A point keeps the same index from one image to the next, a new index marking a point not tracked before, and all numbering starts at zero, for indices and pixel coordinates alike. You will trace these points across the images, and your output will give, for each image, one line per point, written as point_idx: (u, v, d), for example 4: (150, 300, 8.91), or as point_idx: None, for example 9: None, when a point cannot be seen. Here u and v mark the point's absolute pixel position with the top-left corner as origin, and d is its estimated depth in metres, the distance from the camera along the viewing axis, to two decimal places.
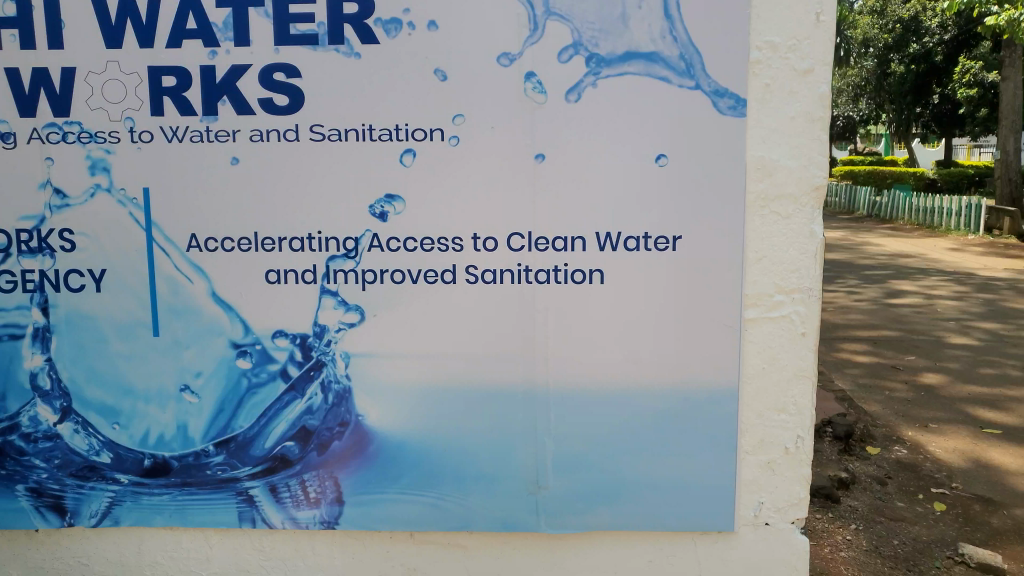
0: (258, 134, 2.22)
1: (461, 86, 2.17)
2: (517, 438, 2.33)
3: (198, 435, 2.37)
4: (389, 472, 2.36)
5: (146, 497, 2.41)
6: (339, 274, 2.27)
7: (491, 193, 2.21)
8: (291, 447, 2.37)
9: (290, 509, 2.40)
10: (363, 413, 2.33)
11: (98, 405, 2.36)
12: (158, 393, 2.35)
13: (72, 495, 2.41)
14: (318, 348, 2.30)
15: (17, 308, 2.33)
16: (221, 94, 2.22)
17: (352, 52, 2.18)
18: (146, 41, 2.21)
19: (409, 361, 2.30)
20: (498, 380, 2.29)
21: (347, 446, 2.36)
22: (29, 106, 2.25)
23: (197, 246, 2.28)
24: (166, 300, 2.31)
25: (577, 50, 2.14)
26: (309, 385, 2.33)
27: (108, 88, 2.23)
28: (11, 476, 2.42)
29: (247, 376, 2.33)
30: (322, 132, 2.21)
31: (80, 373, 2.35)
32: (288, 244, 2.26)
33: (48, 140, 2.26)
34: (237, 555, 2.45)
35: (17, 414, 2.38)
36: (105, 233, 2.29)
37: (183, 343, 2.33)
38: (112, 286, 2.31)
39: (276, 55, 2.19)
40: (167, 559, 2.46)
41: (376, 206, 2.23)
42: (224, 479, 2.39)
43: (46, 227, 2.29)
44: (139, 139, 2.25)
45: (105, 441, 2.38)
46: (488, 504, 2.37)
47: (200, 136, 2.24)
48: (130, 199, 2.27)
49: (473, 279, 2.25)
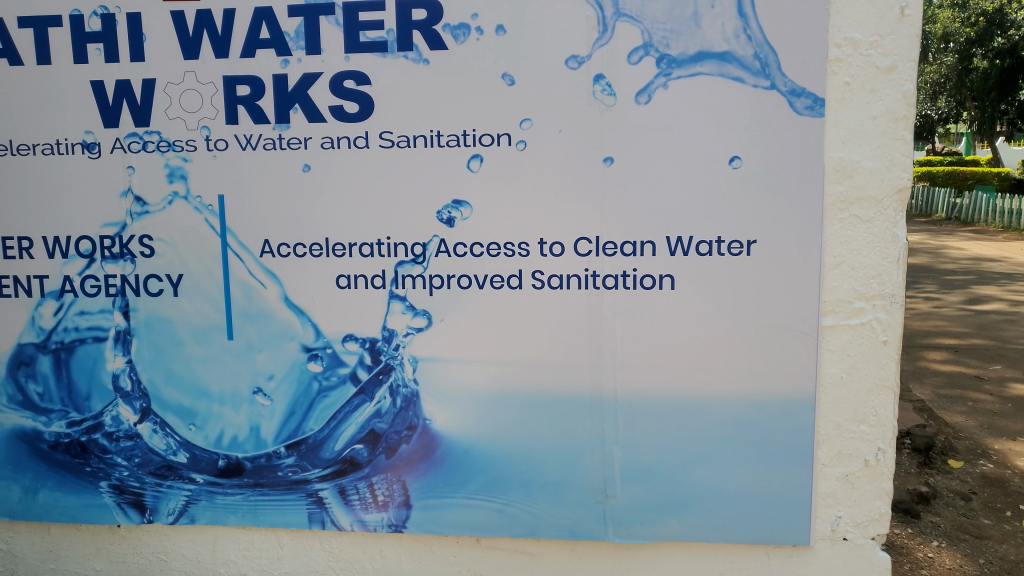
0: (329, 141, 2.26)
1: (530, 90, 2.16)
2: (584, 445, 2.30)
3: (270, 437, 2.41)
4: (457, 477, 2.36)
5: (220, 496, 2.46)
6: (408, 279, 2.28)
7: (559, 197, 2.19)
8: (360, 450, 2.39)
9: (359, 512, 2.42)
10: (431, 417, 2.34)
11: (175, 407, 2.43)
12: (233, 395, 2.41)
13: (151, 492, 2.49)
14: (387, 352, 2.32)
15: (101, 312, 2.42)
16: (293, 102, 2.26)
17: (420, 58, 2.19)
18: (222, 51, 2.27)
19: (476, 365, 2.30)
20: (566, 386, 2.27)
21: (414, 449, 2.37)
22: (112, 116, 2.33)
23: (270, 251, 2.32)
24: (241, 305, 2.36)
25: (647, 51, 2.11)
26: (378, 389, 2.35)
27: (186, 98, 2.30)
28: (95, 473, 2.50)
29: (318, 379, 2.37)
30: (391, 139, 2.23)
31: (159, 375, 2.42)
32: (358, 250, 2.29)
33: (130, 149, 2.34)
34: (308, 556, 2.49)
35: (101, 413, 2.47)
36: (182, 239, 2.36)
37: (256, 346, 2.37)
38: (188, 291, 2.38)
39: (347, 62, 2.22)
40: (241, 557, 2.52)
41: (444, 211, 2.24)
42: (295, 480, 2.43)
43: (128, 233, 2.37)
44: (215, 147, 2.31)
45: (182, 441, 2.45)
46: (555, 511, 2.34)
47: (273, 144, 2.28)
48: (207, 206, 2.33)
49: (540, 284, 2.23)
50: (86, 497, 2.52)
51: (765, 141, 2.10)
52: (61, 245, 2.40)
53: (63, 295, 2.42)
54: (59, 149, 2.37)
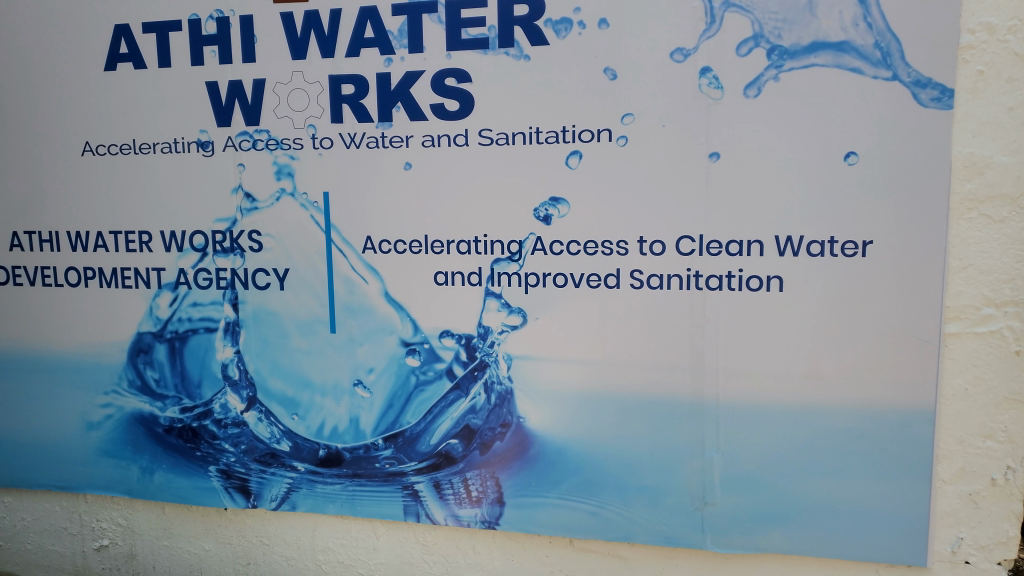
0: (429, 139, 2.27)
1: (632, 85, 2.11)
2: (683, 451, 2.23)
3: (369, 428, 2.46)
4: (550, 477, 2.34)
5: (320, 485, 2.53)
6: (504, 276, 2.27)
7: (661, 195, 2.13)
8: (455, 445, 2.41)
9: (453, 507, 2.44)
10: (526, 416, 2.33)
11: (279, 396, 2.51)
12: (334, 387, 2.47)
13: (256, 478, 2.58)
14: (482, 349, 2.33)
15: (212, 304, 2.52)
16: (396, 101, 2.29)
17: (521, 54, 2.18)
18: (328, 51, 2.32)
19: (571, 365, 2.27)
20: (664, 390, 2.21)
21: (508, 447, 2.36)
22: (225, 116, 2.43)
23: (372, 247, 2.37)
24: (343, 299, 2.42)
25: (757, 42, 2.02)
26: (473, 385, 2.36)
27: (294, 97, 2.37)
28: (204, 458, 2.61)
29: (416, 374, 2.39)
30: (490, 136, 2.23)
31: (265, 365, 2.51)
32: (455, 247, 2.30)
33: (241, 147, 2.43)
34: (402, 547, 2.53)
35: (211, 401, 2.58)
36: (288, 234, 2.43)
37: (357, 340, 2.42)
38: (294, 285, 2.45)
39: (449, 60, 2.23)
40: (338, 545, 2.59)
41: (541, 208, 2.22)
42: (392, 473, 2.47)
43: (238, 229, 2.47)
44: (320, 145, 2.36)
45: (285, 430, 2.53)
46: (650, 517, 2.29)
47: (376, 142, 2.32)
48: (312, 202, 2.39)
49: (639, 283, 2.18)
50: (196, 480, 2.64)
51: (884, 136, 1.98)
52: (177, 239, 2.52)
53: (179, 287, 2.54)
54: (177, 148, 2.48)
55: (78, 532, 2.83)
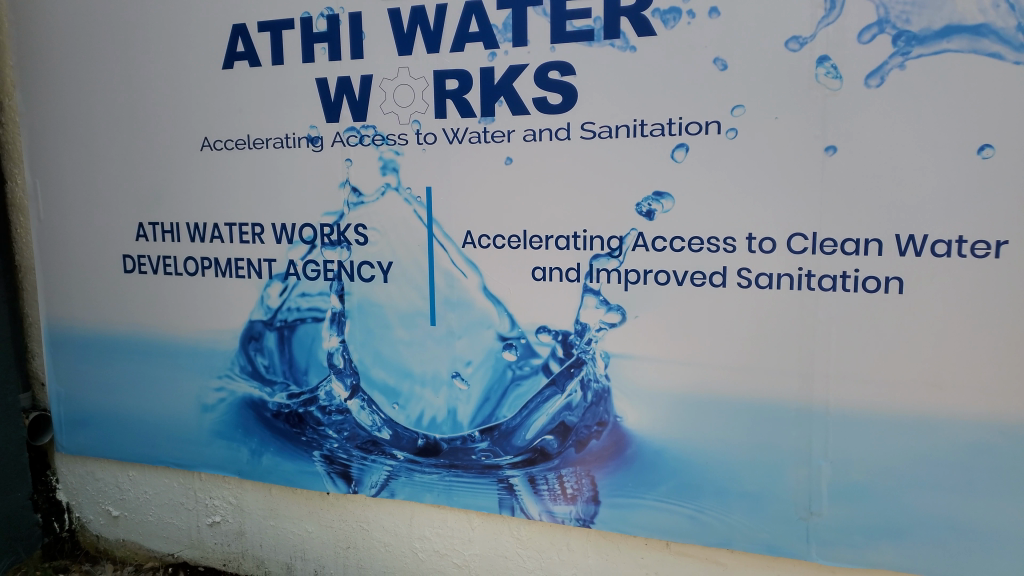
0: (532, 133, 2.27)
1: (743, 76, 2.03)
2: (787, 458, 2.14)
3: (466, 420, 2.48)
4: (648, 478, 2.30)
5: (418, 474, 2.57)
6: (603, 273, 2.24)
7: (771, 191, 2.05)
8: (550, 441, 2.40)
9: (547, 502, 2.43)
10: (623, 415, 2.29)
11: (381, 385, 2.57)
12: (433, 378, 2.50)
13: (357, 464, 2.66)
14: (579, 346, 2.30)
15: (319, 294, 2.61)
16: (499, 95, 2.29)
17: (627, 45, 2.13)
18: (433, 46, 2.34)
19: (672, 365, 2.22)
20: (770, 394, 2.13)
21: (605, 445, 2.33)
22: (334, 112, 2.49)
23: (471, 242, 2.38)
24: (443, 292, 2.44)
25: (882, 27, 1.90)
26: (570, 381, 2.34)
27: (399, 93, 2.41)
28: (309, 442, 2.71)
29: (512, 368, 2.39)
30: (594, 129, 2.20)
31: (368, 355, 2.57)
32: (555, 242, 2.28)
33: (348, 143, 2.49)
34: (497, 540, 2.56)
35: (317, 388, 2.66)
36: (392, 228, 2.48)
37: (456, 333, 2.45)
38: (397, 277, 2.49)
39: (553, 52, 2.21)
40: (435, 534, 2.64)
41: (643, 203, 2.17)
42: (488, 465, 2.48)
43: (345, 222, 2.53)
44: (424, 140, 2.39)
45: (385, 419, 2.58)
46: (751, 523, 2.21)
47: (478, 136, 2.33)
48: (415, 197, 2.43)
49: (746, 282, 2.10)
50: (301, 463, 2.74)
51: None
52: (287, 231, 2.61)
53: (288, 278, 2.64)
54: (288, 143, 2.57)
55: (193, 508, 3.00)
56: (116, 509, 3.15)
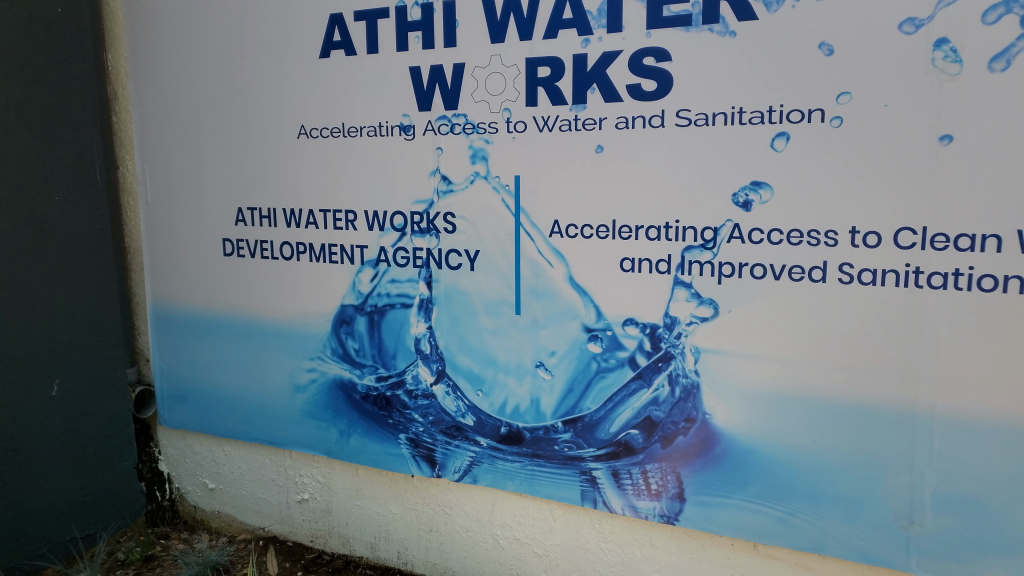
0: (624, 121, 2.23)
1: (852, 61, 1.93)
2: (888, 463, 2.04)
3: (549, 410, 2.47)
4: (736, 478, 2.24)
5: (501, 462, 2.59)
6: (695, 265, 2.18)
7: (878, 181, 1.95)
8: (635, 436, 2.36)
9: (631, 497, 2.40)
10: (712, 412, 2.24)
11: (466, 372, 2.59)
12: (517, 367, 2.50)
13: (441, 449, 2.69)
14: (668, 340, 2.26)
15: (408, 281, 2.65)
16: (591, 82, 2.26)
17: (727, 30, 2.06)
18: (526, 33, 2.32)
19: (765, 362, 2.15)
20: (870, 396, 2.03)
21: (692, 442, 2.28)
22: (426, 100, 2.52)
23: (559, 231, 2.37)
24: (529, 282, 2.44)
25: (1010, 7, 1.77)
26: (657, 375, 2.29)
27: (491, 81, 2.40)
28: (396, 426, 2.76)
29: (597, 360, 2.37)
30: (689, 117, 2.15)
31: (454, 342, 2.60)
32: (645, 233, 2.24)
33: (439, 131, 2.51)
34: (579, 532, 2.55)
35: (404, 372, 2.71)
36: (481, 216, 2.48)
37: (541, 323, 2.44)
38: (483, 266, 2.50)
39: (649, 39, 2.16)
40: (516, 522, 2.65)
41: (740, 193, 2.10)
42: (571, 457, 2.47)
43: (434, 210, 2.56)
44: (514, 129, 2.39)
45: (470, 405, 2.60)
46: (846, 530, 2.12)
47: (569, 124, 2.31)
48: (504, 185, 2.43)
49: (847, 278, 2.01)
50: (387, 446, 2.79)
51: None
52: (379, 219, 2.66)
53: (378, 264, 2.68)
54: (381, 131, 2.61)
55: (283, 484, 3.11)
56: (212, 482, 3.29)
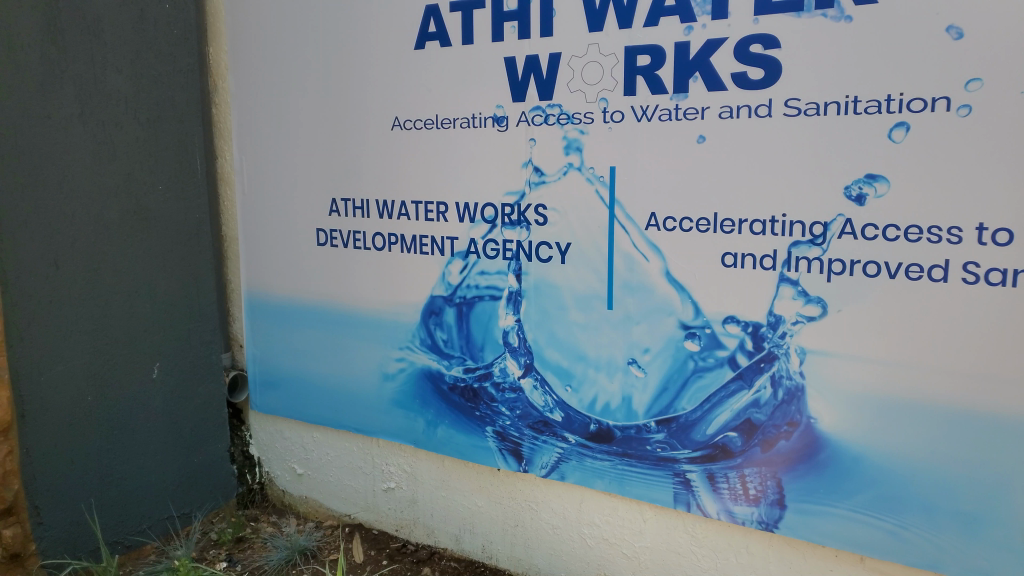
0: (728, 110, 2.14)
1: (983, 46, 1.80)
2: (1014, 479, 1.91)
3: (641, 409, 2.41)
4: (843, 487, 2.14)
5: (590, 459, 2.54)
6: (802, 261, 2.08)
7: (1009, 175, 1.82)
8: (733, 438, 2.28)
9: (727, 501, 2.33)
10: (817, 416, 2.14)
11: (555, 367, 2.55)
12: (608, 363, 2.45)
13: (528, 444, 2.66)
14: (771, 340, 2.17)
15: (497, 273, 2.62)
16: (693, 71, 2.18)
17: (843, 15, 1.95)
18: (625, 21, 2.26)
19: (877, 366, 2.04)
20: (995, 406, 1.90)
21: (794, 447, 2.19)
22: (521, 91, 2.48)
23: (656, 224, 2.30)
24: (623, 277, 2.38)
25: None
26: (758, 376, 2.21)
27: (587, 70, 2.35)
28: (482, 418, 2.75)
29: (694, 359, 2.29)
30: (798, 107, 2.05)
31: (543, 336, 2.56)
32: (749, 227, 2.15)
33: (533, 122, 2.48)
34: (670, 535, 2.49)
35: (492, 364, 2.69)
36: (573, 209, 2.44)
37: (634, 319, 2.38)
38: (574, 259, 2.46)
39: (756, 25, 2.07)
40: (604, 522, 2.61)
41: (853, 187, 2.00)
42: (663, 457, 2.40)
43: (526, 202, 2.53)
44: (611, 119, 2.33)
45: (558, 401, 2.56)
46: (963, 547, 1.99)
47: (669, 114, 2.23)
48: (599, 177, 2.38)
49: (972, 278, 1.88)
50: (474, 438, 2.78)
51: None
52: (469, 210, 2.65)
53: (468, 256, 2.67)
54: (474, 123, 2.60)
55: (370, 472, 3.14)
56: (301, 468, 3.36)
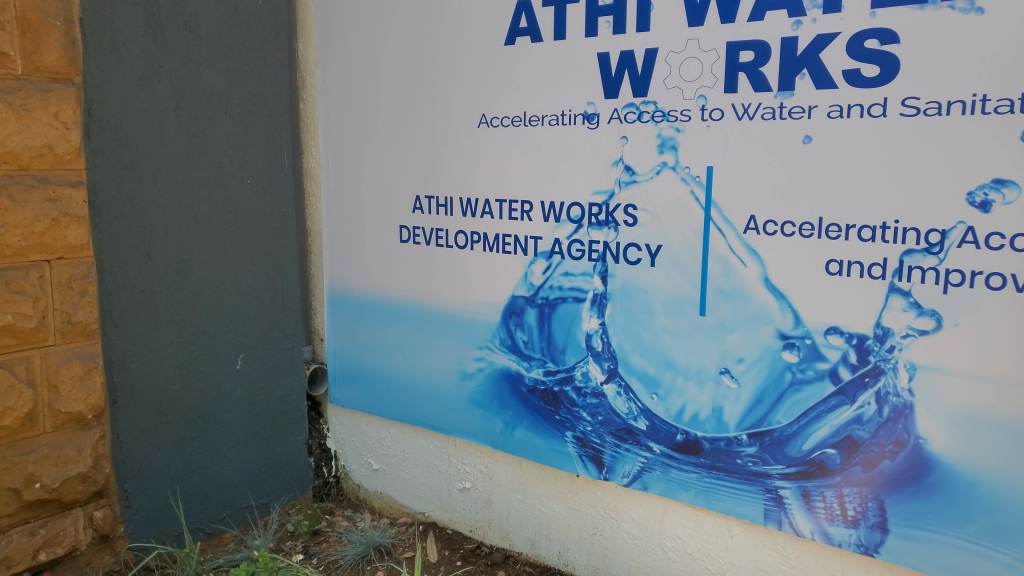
0: (838, 109, 2.03)
1: None
2: None
3: (732, 421, 2.32)
4: (954, 513, 2.00)
5: (675, 471, 2.46)
6: (915, 271, 1.96)
7: None
8: (831, 456, 2.16)
9: (822, 522, 2.21)
10: (927, 437, 2.01)
11: (641, 374, 2.48)
12: (698, 372, 2.36)
13: (610, 451, 2.59)
14: (877, 353, 2.05)
15: (582, 275, 2.56)
16: (801, 67, 2.07)
17: (973, 7, 1.82)
18: (728, 15, 2.16)
19: (998, 385, 1.90)
20: None
21: (900, 468, 2.06)
22: (614, 88, 2.41)
23: (755, 228, 2.20)
24: (717, 282, 2.28)
25: None
26: (862, 392, 2.09)
27: (685, 66, 2.26)
28: (563, 423, 2.69)
29: (792, 371, 2.18)
30: (917, 106, 1.91)
31: (629, 342, 2.49)
32: (856, 233, 2.03)
33: (626, 119, 2.40)
34: (758, 553, 2.38)
35: (573, 368, 2.63)
36: (665, 210, 2.35)
37: (728, 326, 2.28)
38: (665, 262, 2.37)
39: (873, 19, 1.95)
40: (688, 536, 2.52)
41: (978, 193, 1.86)
42: (755, 472, 2.30)
43: (615, 202, 2.46)
44: (709, 117, 2.23)
45: (643, 408, 2.49)
46: None
47: (773, 113, 2.13)
48: (694, 177, 2.29)
49: None
50: (553, 442, 2.73)
51: None
52: (555, 210, 2.59)
53: (552, 255, 2.61)
54: (564, 120, 2.54)
55: (445, 471, 3.12)
56: (377, 463, 3.37)
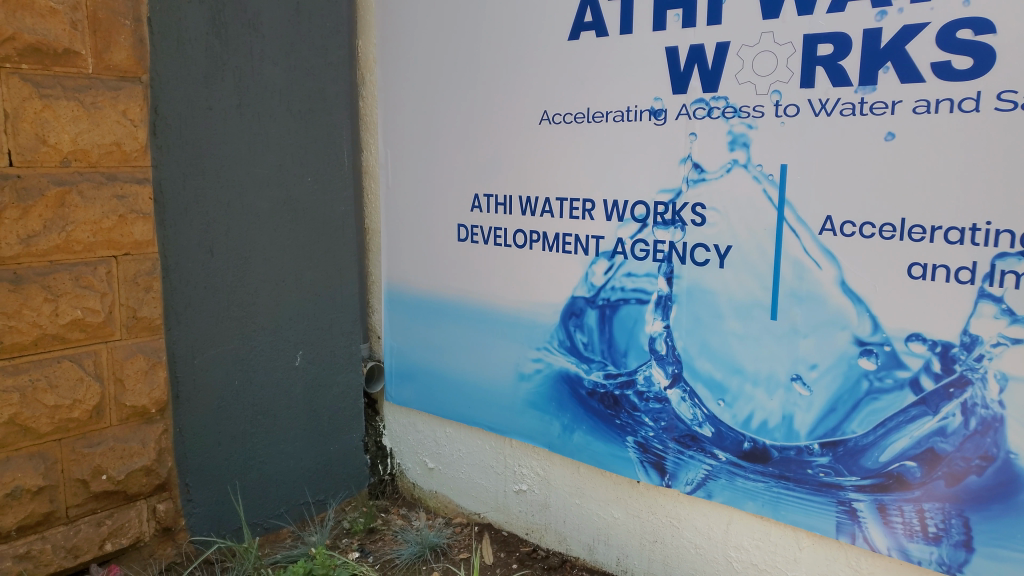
0: (925, 105, 1.92)
1: None
2: None
3: (803, 430, 2.22)
4: None
5: (741, 479, 2.38)
6: (1008, 276, 1.85)
7: None
8: (911, 469, 2.06)
9: (900, 538, 2.11)
10: (1018, 452, 1.89)
11: (706, 379, 2.40)
12: (768, 378, 2.28)
13: (672, 457, 2.52)
14: (964, 363, 1.94)
15: (646, 275, 2.49)
16: (885, 60, 1.96)
17: None
18: (806, 6, 2.07)
19: None
20: None
21: (987, 484, 1.95)
22: (682, 83, 2.34)
23: (831, 229, 2.10)
24: (790, 285, 2.20)
25: None
26: (946, 403, 1.98)
27: (759, 60, 2.17)
28: (623, 427, 2.63)
29: (869, 379, 2.08)
30: (1014, 100, 1.80)
31: (694, 346, 2.41)
32: (942, 235, 1.92)
33: (695, 116, 2.32)
34: (829, 567, 2.29)
35: (635, 371, 2.57)
36: (735, 209, 2.27)
37: (801, 331, 2.19)
38: (735, 263, 2.29)
39: (966, 8, 1.84)
40: (754, 546, 2.43)
41: None
42: (827, 484, 2.20)
43: (682, 201, 2.38)
44: (784, 113, 2.14)
45: (708, 415, 2.41)
46: None
47: (853, 109, 2.03)
48: (767, 175, 2.20)
49: None
50: (613, 447, 2.67)
51: None
52: (619, 209, 2.52)
53: (615, 255, 2.55)
54: (630, 117, 2.47)
55: (502, 473, 3.09)
56: (432, 462, 3.35)
